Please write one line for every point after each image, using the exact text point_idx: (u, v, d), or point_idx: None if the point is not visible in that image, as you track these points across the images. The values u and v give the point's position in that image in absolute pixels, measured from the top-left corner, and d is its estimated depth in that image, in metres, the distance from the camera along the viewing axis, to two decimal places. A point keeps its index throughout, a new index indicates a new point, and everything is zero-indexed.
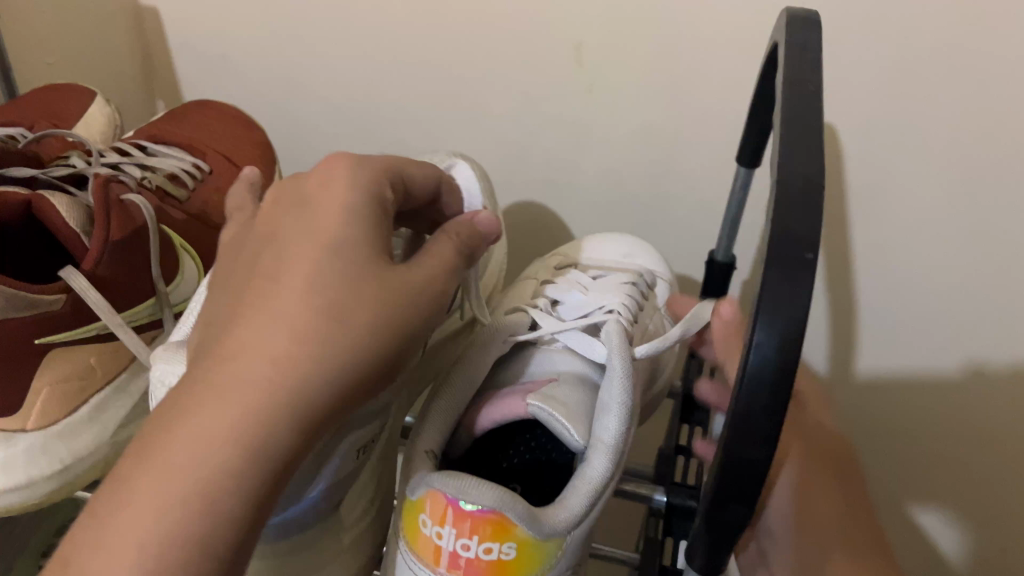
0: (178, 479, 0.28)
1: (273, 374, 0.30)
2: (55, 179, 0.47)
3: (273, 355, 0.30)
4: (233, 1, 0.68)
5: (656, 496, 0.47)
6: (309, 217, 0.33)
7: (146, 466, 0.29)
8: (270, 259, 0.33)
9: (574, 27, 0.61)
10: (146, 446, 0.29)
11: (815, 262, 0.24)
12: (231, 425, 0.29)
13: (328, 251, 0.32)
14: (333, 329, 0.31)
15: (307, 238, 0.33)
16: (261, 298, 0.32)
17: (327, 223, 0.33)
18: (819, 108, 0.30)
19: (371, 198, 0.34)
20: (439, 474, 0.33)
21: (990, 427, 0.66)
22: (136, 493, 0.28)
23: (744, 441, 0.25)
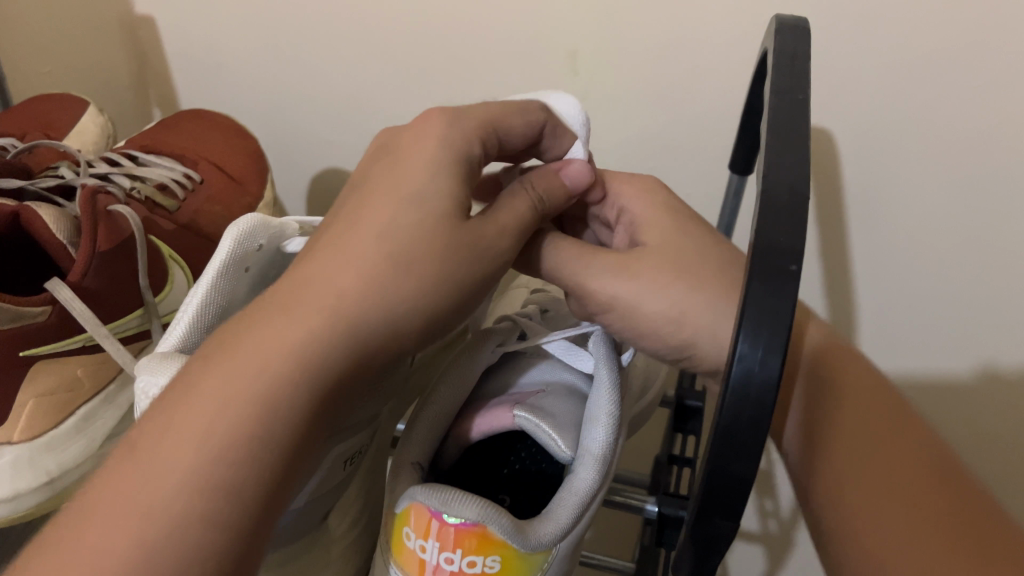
0: (242, 383, 0.28)
1: (340, 304, 0.31)
2: (42, 192, 0.47)
3: (340, 289, 0.31)
4: (227, 10, 0.68)
5: (647, 506, 0.47)
6: (398, 173, 0.36)
7: (208, 375, 0.29)
8: (351, 213, 0.34)
9: (567, 35, 0.61)
10: (210, 360, 0.29)
11: (798, 275, 0.23)
12: (296, 339, 0.29)
13: (407, 202, 0.34)
14: (400, 272, 0.33)
15: (388, 191, 0.35)
16: (340, 240, 0.33)
17: (413, 178, 0.35)
18: (805, 115, 0.30)
19: (462, 153, 0.37)
20: (422, 487, 0.33)
21: (992, 432, 0.66)
22: (195, 396, 0.28)
23: (729, 455, 0.24)
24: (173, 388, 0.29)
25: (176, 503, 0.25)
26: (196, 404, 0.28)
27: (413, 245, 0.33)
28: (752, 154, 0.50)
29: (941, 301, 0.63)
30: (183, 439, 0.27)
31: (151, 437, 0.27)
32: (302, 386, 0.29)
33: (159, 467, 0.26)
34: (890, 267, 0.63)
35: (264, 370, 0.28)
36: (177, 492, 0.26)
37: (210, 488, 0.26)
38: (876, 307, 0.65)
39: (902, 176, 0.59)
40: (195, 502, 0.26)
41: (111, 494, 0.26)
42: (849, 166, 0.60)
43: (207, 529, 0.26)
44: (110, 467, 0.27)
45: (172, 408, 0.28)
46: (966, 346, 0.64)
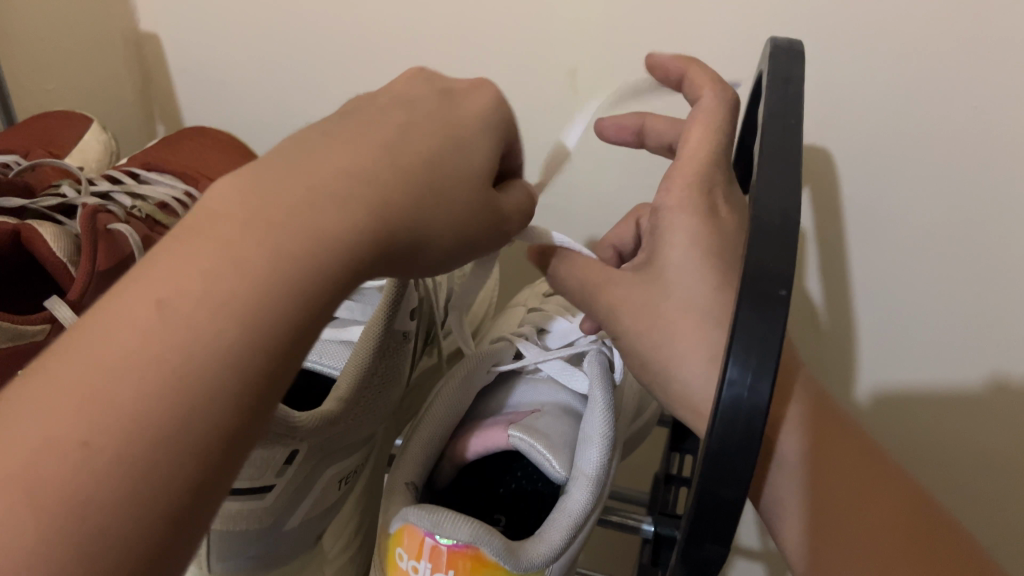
0: (280, 254, 0.24)
1: (379, 197, 0.27)
2: (43, 211, 0.47)
3: (378, 181, 0.28)
4: (231, 29, 0.69)
5: (644, 526, 0.46)
6: (436, 108, 0.33)
7: (238, 227, 0.24)
8: (380, 115, 0.31)
9: (568, 54, 0.62)
10: (225, 216, 0.24)
11: (788, 300, 0.23)
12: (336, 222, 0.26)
13: (459, 135, 0.32)
14: (435, 182, 0.30)
15: (445, 118, 0.33)
16: (390, 131, 0.30)
17: (464, 122, 0.33)
18: (796, 138, 0.30)
19: (505, 121, 0.35)
20: (415, 508, 0.33)
21: (993, 450, 0.66)
22: (222, 251, 0.24)
23: (718, 480, 0.24)
24: (186, 229, 0.24)
25: (202, 384, 0.22)
26: (224, 266, 0.23)
27: (448, 171, 0.31)
28: (748, 175, 0.50)
29: (941, 318, 0.63)
30: (210, 306, 0.23)
31: (170, 290, 0.23)
32: (336, 278, 0.26)
33: (185, 331, 0.22)
34: (889, 283, 0.63)
35: (301, 245, 0.25)
36: (202, 367, 0.22)
37: (233, 367, 0.23)
38: (877, 323, 0.65)
39: (901, 194, 0.59)
40: (219, 383, 0.22)
41: (126, 349, 0.22)
42: (847, 184, 0.60)
43: (226, 411, 0.22)
44: (118, 312, 0.22)
45: (192, 259, 0.23)
46: (966, 362, 0.64)
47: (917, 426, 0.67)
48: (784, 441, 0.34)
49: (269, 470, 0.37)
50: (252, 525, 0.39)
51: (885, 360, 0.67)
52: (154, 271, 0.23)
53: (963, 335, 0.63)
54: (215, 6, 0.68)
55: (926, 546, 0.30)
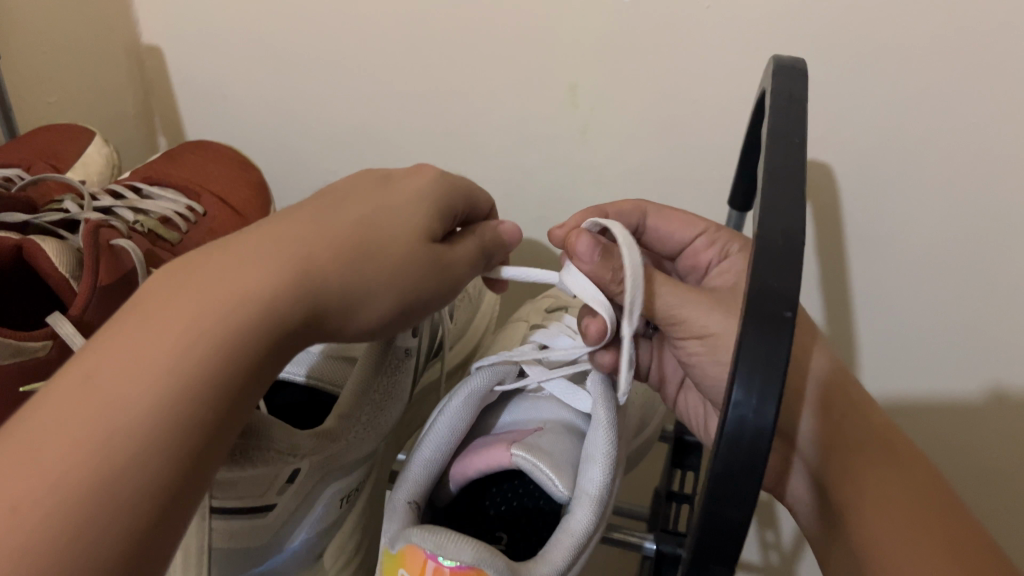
0: (217, 320, 0.28)
1: (308, 273, 0.31)
2: (46, 225, 0.47)
3: (312, 261, 0.32)
4: (234, 44, 0.69)
5: (646, 543, 0.46)
6: (373, 194, 0.37)
7: (178, 306, 0.28)
8: (321, 210, 0.35)
9: (569, 69, 0.62)
10: (148, 321, 0.28)
11: (793, 322, 0.23)
12: (255, 299, 0.30)
13: (388, 210, 0.36)
14: (364, 259, 0.34)
15: (375, 198, 0.36)
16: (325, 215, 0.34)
17: (394, 202, 0.36)
18: (799, 158, 0.30)
19: (442, 195, 0.39)
20: (417, 529, 0.33)
21: (995, 462, 0.66)
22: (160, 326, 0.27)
23: (722, 502, 0.24)
24: (128, 315, 0.28)
25: (152, 430, 0.25)
26: (167, 336, 0.27)
27: (385, 240, 0.35)
28: (750, 190, 0.51)
29: (942, 332, 0.63)
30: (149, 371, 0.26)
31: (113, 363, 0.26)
32: (256, 341, 0.29)
33: (121, 391, 0.26)
34: (890, 295, 0.63)
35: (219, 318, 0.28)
36: (131, 419, 0.25)
37: (175, 420, 0.26)
38: (877, 338, 0.65)
39: (900, 210, 0.59)
40: (159, 432, 0.25)
41: (69, 410, 0.25)
42: (848, 199, 0.60)
43: (172, 458, 0.26)
44: (59, 390, 0.25)
45: (121, 342, 0.27)
46: (967, 376, 0.64)
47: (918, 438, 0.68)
48: (802, 422, 0.38)
49: (271, 488, 0.37)
50: (253, 544, 0.39)
51: (885, 374, 0.67)
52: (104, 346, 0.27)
53: (963, 349, 0.63)
54: (216, 21, 0.68)
55: (941, 522, 0.32)
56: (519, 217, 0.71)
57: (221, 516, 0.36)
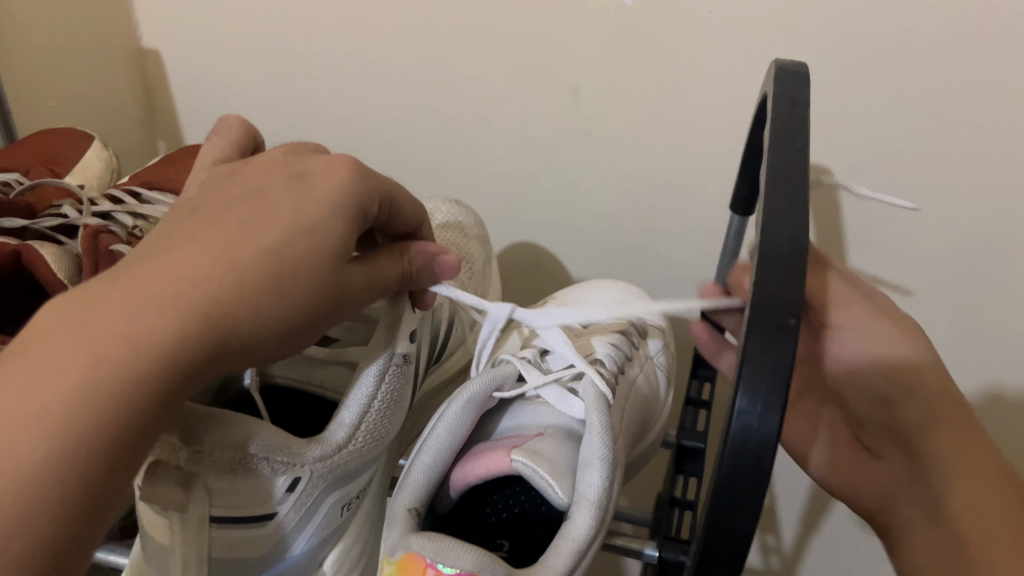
0: (99, 366, 0.26)
1: (201, 305, 0.29)
2: (44, 230, 0.47)
3: (213, 294, 0.30)
4: (235, 48, 0.69)
5: (648, 550, 0.46)
6: (282, 198, 0.34)
7: (59, 345, 0.26)
8: (221, 223, 0.32)
9: (571, 73, 0.61)
10: (38, 363, 0.26)
11: (797, 329, 0.23)
12: (160, 336, 0.28)
13: (301, 218, 0.33)
14: (272, 277, 0.32)
15: (287, 204, 0.34)
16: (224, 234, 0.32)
17: (308, 208, 0.34)
18: (803, 162, 0.30)
19: (360, 199, 0.35)
20: (419, 536, 0.33)
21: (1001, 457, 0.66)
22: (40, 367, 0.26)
23: (728, 510, 0.24)
24: (15, 354, 0.26)
25: (28, 487, 0.24)
26: (49, 375, 0.26)
27: (296, 256, 0.33)
28: (753, 194, 0.50)
29: (944, 334, 0.63)
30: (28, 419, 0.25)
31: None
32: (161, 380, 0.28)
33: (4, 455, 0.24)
34: (893, 298, 0.63)
35: (100, 359, 0.26)
36: (12, 488, 0.24)
37: (55, 478, 0.25)
38: None
39: (902, 212, 0.59)
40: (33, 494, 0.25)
41: None
42: (850, 202, 0.60)
43: (50, 513, 0.25)
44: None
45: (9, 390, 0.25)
46: (971, 376, 0.64)
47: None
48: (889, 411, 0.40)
49: (272, 497, 0.37)
50: (254, 554, 0.39)
51: None
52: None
53: (965, 351, 0.63)
54: (217, 25, 0.68)
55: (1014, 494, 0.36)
56: (521, 219, 0.71)
57: (220, 527, 0.36)
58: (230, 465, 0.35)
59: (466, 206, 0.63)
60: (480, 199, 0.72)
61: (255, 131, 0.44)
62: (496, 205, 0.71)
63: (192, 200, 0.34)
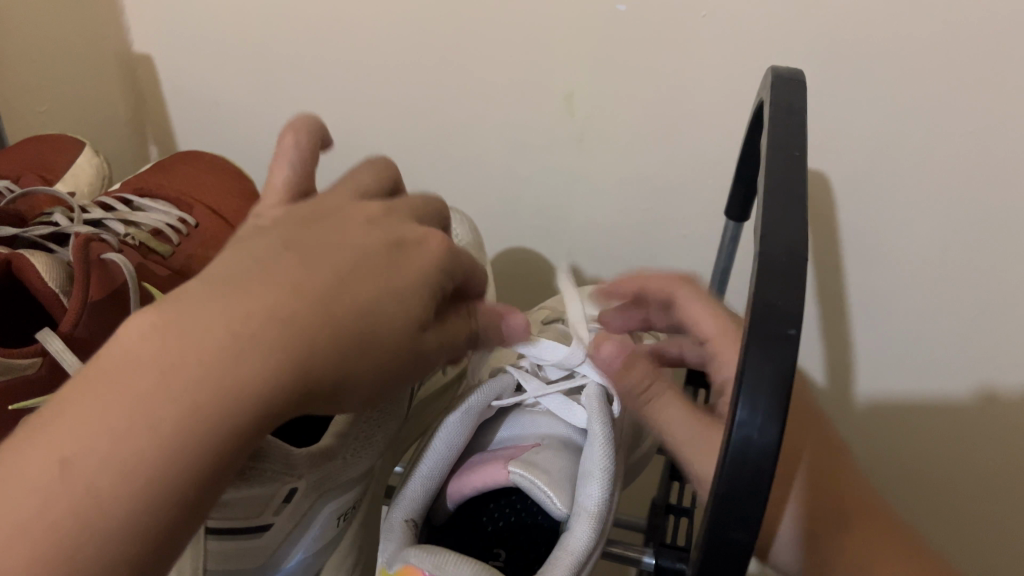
0: (185, 412, 0.25)
1: (289, 354, 0.27)
2: (34, 239, 0.47)
3: (299, 343, 0.27)
4: (225, 52, 0.69)
5: (644, 558, 0.46)
6: (377, 259, 0.31)
7: (149, 375, 0.25)
8: (315, 268, 0.29)
9: (563, 79, 0.61)
10: (129, 392, 0.25)
11: (797, 339, 0.23)
12: (247, 386, 0.26)
13: (388, 291, 0.31)
14: (363, 335, 0.29)
15: (381, 270, 0.31)
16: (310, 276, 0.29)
17: (397, 280, 0.31)
18: (801, 170, 0.30)
19: (445, 275, 0.33)
20: (418, 549, 0.33)
21: (996, 455, 0.66)
22: (121, 406, 0.25)
23: (727, 522, 0.23)
24: (106, 373, 0.25)
25: (108, 522, 0.24)
26: (139, 415, 0.25)
27: (377, 332, 0.30)
28: (748, 200, 0.50)
29: (938, 338, 0.63)
30: (104, 462, 0.24)
31: (74, 448, 0.24)
32: (241, 427, 0.26)
33: (87, 485, 0.24)
34: (887, 302, 0.63)
35: (182, 405, 0.25)
36: (97, 516, 0.24)
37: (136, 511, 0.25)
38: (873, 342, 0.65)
39: (896, 216, 0.59)
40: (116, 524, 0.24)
41: (34, 487, 0.24)
42: (845, 208, 0.60)
43: (128, 543, 0.25)
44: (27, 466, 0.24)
45: (95, 418, 0.25)
46: (966, 377, 0.64)
47: (913, 439, 0.68)
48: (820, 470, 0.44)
49: (268, 508, 0.37)
50: (247, 566, 0.38)
51: (883, 370, 0.67)
52: (72, 414, 0.25)
53: (959, 354, 0.63)
54: (207, 29, 0.68)
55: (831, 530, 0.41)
56: (515, 225, 0.71)
57: (215, 538, 0.36)
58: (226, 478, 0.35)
59: (459, 211, 0.63)
60: (473, 205, 0.72)
61: (320, 121, 0.37)
62: (490, 209, 0.71)
63: (283, 225, 0.31)
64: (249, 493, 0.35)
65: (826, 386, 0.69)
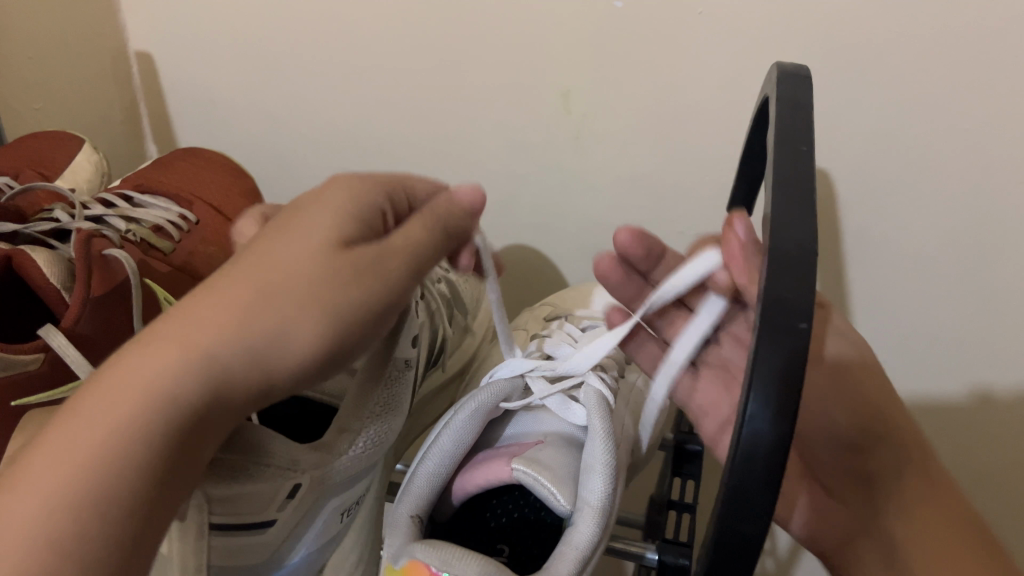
0: (137, 410, 0.28)
1: (243, 345, 0.30)
2: (35, 235, 0.47)
3: (257, 334, 0.30)
4: (223, 49, 0.69)
5: (648, 554, 0.46)
6: (311, 219, 0.33)
7: (105, 392, 0.28)
8: (254, 261, 0.32)
9: (563, 77, 0.61)
10: (84, 408, 0.28)
11: (808, 334, 0.23)
12: (191, 380, 0.29)
13: (322, 243, 0.32)
14: (311, 301, 0.31)
15: (304, 230, 0.32)
16: (247, 274, 0.31)
17: (322, 221, 0.33)
18: (807, 166, 0.30)
19: (370, 211, 0.34)
20: (424, 545, 0.33)
21: (995, 452, 0.66)
22: (81, 422, 0.27)
23: (739, 516, 0.23)
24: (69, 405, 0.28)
25: (66, 516, 0.26)
26: (94, 422, 0.27)
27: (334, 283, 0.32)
28: (749, 198, 0.50)
29: (934, 335, 0.63)
30: (61, 473, 0.26)
31: (32, 465, 0.27)
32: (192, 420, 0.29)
33: (44, 488, 0.26)
34: (885, 300, 0.63)
35: (148, 423, 0.28)
36: (57, 512, 0.26)
37: (93, 503, 0.26)
38: (873, 340, 0.65)
39: (895, 215, 0.59)
40: (73, 518, 0.26)
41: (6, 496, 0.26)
42: (844, 205, 0.60)
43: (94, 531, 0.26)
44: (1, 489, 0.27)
45: (57, 435, 0.27)
46: (962, 373, 0.64)
47: None
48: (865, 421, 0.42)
49: (272, 504, 0.37)
50: (251, 562, 0.38)
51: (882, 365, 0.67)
52: (42, 454, 0.27)
53: (957, 353, 0.63)
54: (206, 26, 0.68)
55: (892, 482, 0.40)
56: (512, 223, 0.71)
57: (220, 535, 0.36)
58: (231, 473, 0.34)
59: None
60: None
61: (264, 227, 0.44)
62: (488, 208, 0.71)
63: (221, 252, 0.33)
64: (253, 488, 0.35)
65: None
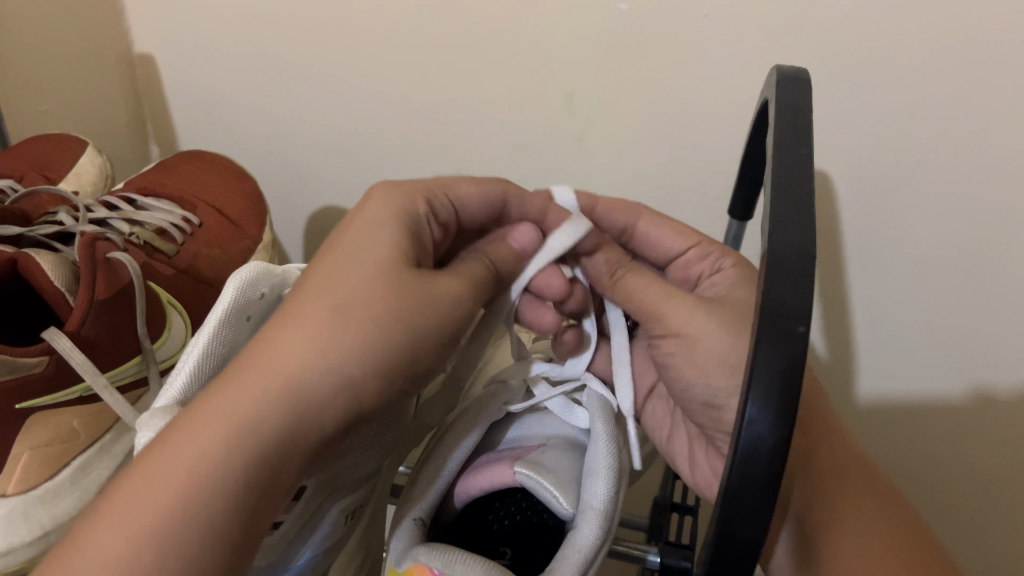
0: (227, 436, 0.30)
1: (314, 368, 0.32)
2: (40, 238, 0.47)
3: (326, 356, 0.32)
4: (226, 51, 0.69)
5: (650, 556, 0.45)
6: (367, 250, 0.36)
7: (194, 427, 0.31)
8: (324, 290, 0.34)
9: (564, 79, 0.62)
10: (177, 441, 0.30)
11: (806, 338, 0.23)
12: (275, 406, 0.31)
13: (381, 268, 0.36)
14: (369, 324, 0.34)
15: (364, 259, 0.36)
16: (312, 306, 0.34)
17: (379, 247, 0.37)
18: (808, 169, 0.30)
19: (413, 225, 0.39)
20: (428, 548, 0.34)
21: (997, 456, 0.65)
22: (175, 453, 0.30)
23: (741, 519, 0.23)
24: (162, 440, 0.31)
25: (170, 541, 0.28)
26: (184, 454, 0.30)
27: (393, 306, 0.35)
28: (750, 200, 0.50)
29: (934, 336, 0.63)
30: (162, 504, 0.29)
31: (132, 499, 0.29)
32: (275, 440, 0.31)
33: (154, 515, 0.29)
34: (885, 301, 0.63)
35: (235, 450, 0.30)
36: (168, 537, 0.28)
37: (196, 527, 0.29)
38: (873, 341, 0.66)
39: (895, 217, 0.59)
40: (182, 542, 0.28)
41: (113, 529, 0.28)
42: (845, 207, 0.60)
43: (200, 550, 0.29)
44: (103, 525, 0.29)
45: (152, 467, 0.30)
46: (965, 376, 0.64)
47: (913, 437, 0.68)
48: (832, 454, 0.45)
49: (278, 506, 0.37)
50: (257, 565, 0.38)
51: (883, 366, 0.67)
52: (131, 486, 0.29)
53: (959, 355, 0.63)
54: (209, 28, 0.68)
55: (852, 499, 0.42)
56: None
57: None
58: None
59: None
60: None
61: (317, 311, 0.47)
62: None
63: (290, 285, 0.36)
64: None
65: (825, 367, 0.68)
